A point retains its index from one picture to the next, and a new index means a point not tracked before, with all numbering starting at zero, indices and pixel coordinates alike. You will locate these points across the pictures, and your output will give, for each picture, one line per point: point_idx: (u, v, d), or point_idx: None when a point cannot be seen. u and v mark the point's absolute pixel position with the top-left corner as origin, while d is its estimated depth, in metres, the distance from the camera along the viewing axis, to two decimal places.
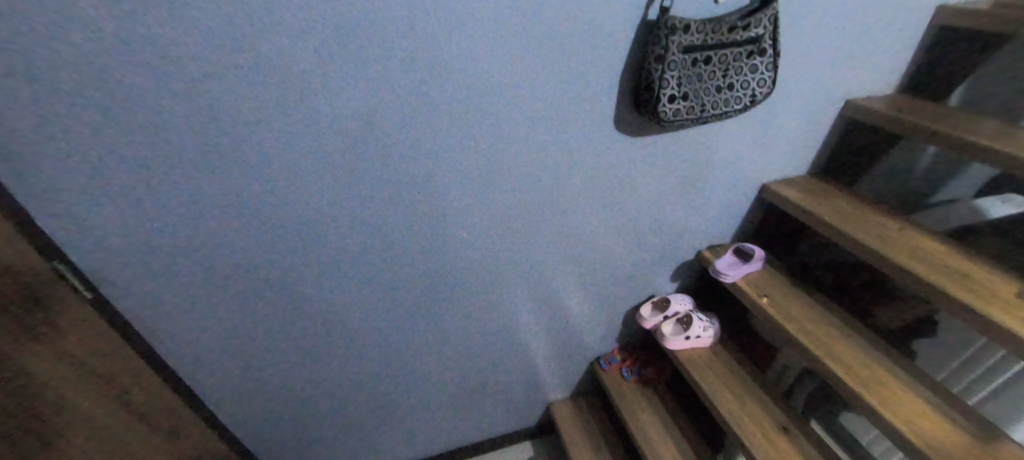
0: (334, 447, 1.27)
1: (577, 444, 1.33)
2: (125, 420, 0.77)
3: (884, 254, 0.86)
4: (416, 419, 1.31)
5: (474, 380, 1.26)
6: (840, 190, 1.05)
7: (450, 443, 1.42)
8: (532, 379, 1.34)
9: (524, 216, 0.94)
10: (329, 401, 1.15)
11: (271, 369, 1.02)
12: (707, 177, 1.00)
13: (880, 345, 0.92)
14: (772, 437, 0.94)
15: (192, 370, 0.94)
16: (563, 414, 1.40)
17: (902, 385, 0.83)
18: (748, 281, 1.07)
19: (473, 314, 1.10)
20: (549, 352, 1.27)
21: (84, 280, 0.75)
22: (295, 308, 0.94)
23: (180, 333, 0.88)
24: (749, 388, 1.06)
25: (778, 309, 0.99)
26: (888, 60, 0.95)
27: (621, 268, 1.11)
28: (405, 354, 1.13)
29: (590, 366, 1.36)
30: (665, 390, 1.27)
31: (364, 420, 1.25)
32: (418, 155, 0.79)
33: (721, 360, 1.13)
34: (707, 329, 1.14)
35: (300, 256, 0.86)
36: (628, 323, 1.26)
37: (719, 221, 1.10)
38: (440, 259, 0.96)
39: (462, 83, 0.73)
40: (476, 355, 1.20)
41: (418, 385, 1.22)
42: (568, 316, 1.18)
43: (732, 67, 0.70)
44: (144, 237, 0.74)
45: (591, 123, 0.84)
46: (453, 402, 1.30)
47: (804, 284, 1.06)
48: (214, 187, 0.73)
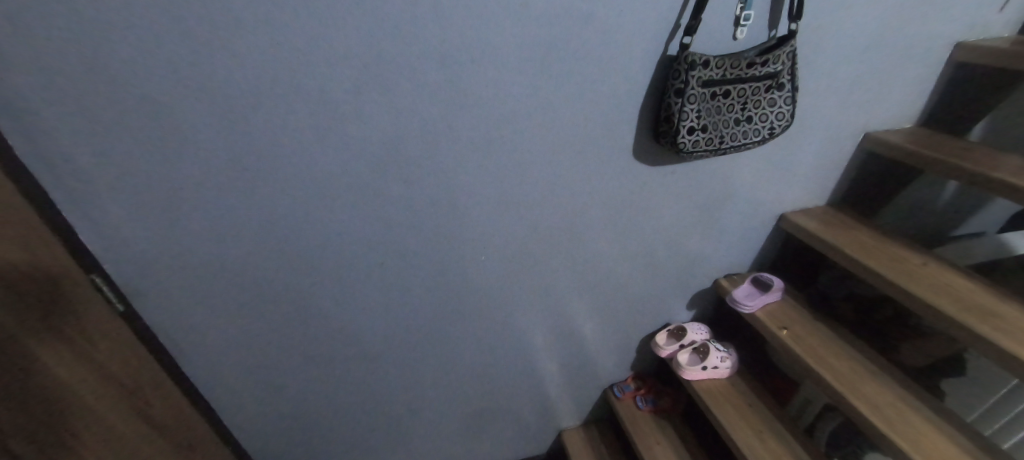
0: None
1: None
2: (148, 433, 0.78)
3: (907, 289, 0.85)
4: (426, 442, 1.29)
5: (486, 404, 1.25)
6: (861, 221, 1.04)
7: None
8: (544, 406, 1.32)
9: (542, 241, 0.95)
10: (341, 420, 1.15)
11: (285, 386, 1.03)
12: (725, 205, 1.00)
13: (905, 382, 0.89)
14: None
15: (211, 384, 0.96)
16: (575, 443, 1.38)
17: (930, 425, 0.81)
18: (767, 311, 1.05)
19: (487, 338, 1.10)
20: (562, 378, 1.26)
21: (117, 293, 0.78)
22: (313, 326, 0.95)
23: (201, 348, 0.90)
24: (769, 423, 1.03)
25: (798, 342, 0.97)
26: (907, 94, 0.96)
27: (637, 295, 1.11)
28: (419, 375, 1.13)
29: (603, 393, 1.33)
30: (680, 421, 1.24)
31: (374, 441, 1.24)
32: (440, 179, 0.81)
33: (739, 392, 1.10)
34: (724, 360, 1.11)
35: (321, 275, 0.88)
36: (642, 350, 1.24)
37: (736, 250, 1.10)
38: (457, 281, 0.97)
39: (485, 111, 0.76)
40: (489, 379, 1.19)
41: (429, 408, 1.21)
42: (583, 342, 1.17)
43: (750, 101, 0.71)
44: (176, 254, 0.77)
45: (609, 151, 0.86)
46: (463, 426, 1.29)
47: (824, 316, 1.04)
48: (245, 207, 0.76)
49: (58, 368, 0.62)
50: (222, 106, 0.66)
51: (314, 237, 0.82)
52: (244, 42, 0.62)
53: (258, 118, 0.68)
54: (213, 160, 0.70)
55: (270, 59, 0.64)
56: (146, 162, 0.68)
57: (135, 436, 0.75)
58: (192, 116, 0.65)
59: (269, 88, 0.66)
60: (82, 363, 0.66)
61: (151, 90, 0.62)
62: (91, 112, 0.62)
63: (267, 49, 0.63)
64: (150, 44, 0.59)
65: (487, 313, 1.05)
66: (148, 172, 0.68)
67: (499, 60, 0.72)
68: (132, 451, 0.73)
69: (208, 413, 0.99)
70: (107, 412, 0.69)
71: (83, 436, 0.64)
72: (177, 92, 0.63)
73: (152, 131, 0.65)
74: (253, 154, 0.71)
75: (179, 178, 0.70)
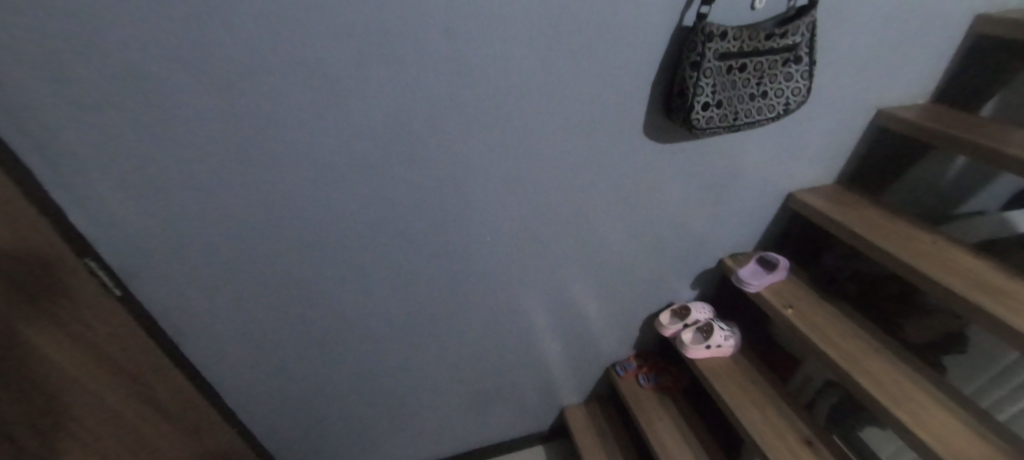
0: (349, 446, 1.28)
1: (592, 452, 1.32)
2: (151, 417, 0.78)
3: (916, 267, 0.84)
4: (431, 421, 1.31)
5: (490, 383, 1.26)
6: (869, 199, 1.03)
7: (462, 445, 1.43)
8: (547, 384, 1.33)
9: (547, 221, 0.94)
10: (346, 401, 1.16)
11: (289, 368, 1.03)
12: (733, 184, 0.99)
13: (909, 358, 0.90)
14: (796, 451, 0.93)
15: (214, 367, 0.95)
16: (577, 420, 1.39)
17: (933, 401, 0.82)
18: (772, 290, 1.05)
19: (492, 317, 1.09)
20: (566, 357, 1.26)
21: (113, 277, 0.75)
22: (316, 307, 0.94)
23: (203, 331, 0.89)
24: (771, 400, 1.04)
25: (803, 320, 0.97)
26: (922, 68, 0.93)
27: (642, 274, 1.10)
28: (423, 355, 1.13)
29: (605, 372, 1.34)
30: (681, 398, 1.26)
31: (379, 420, 1.25)
32: (446, 157, 0.79)
33: (742, 370, 1.11)
34: (728, 339, 1.11)
35: (323, 256, 0.86)
36: (645, 329, 1.24)
37: (742, 229, 1.09)
38: (461, 261, 0.96)
39: (491, 85, 0.73)
40: (493, 358, 1.20)
41: (434, 387, 1.22)
42: (587, 321, 1.18)
43: (766, 75, 0.69)
44: (173, 236, 0.75)
45: (618, 127, 0.83)
46: (467, 405, 1.30)
47: (829, 294, 1.04)
48: (244, 187, 0.73)
49: (53, 353, 0.60)
50: (216, 80, 0.62)
51: (315, 218, 0.80)
52: (239, 11, 0.58)
53: (254, 94, 0.65)
54: (208, 138, 0.67)
55: (266, 30, 0.60)
56: (138, 141, 0.64)
57: (136, 422, 0.74)
58: (185, 91, 0.62)
59: (267, 61, 0.62)
60: (80, 348, 0.65)
61: (139, 64, 0.58)
62: (76, 88, 0.58)
63: (263, 18, 0.59)
64: (138, 12, 0.55)
65: (490, 293, 1.04)
66: (139, 152, 0.65)
67: (508, 31, 0.68)
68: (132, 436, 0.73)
69: (213, 396, 0.98)
70: (106, 398, 0.68)
71: (78, 420, 0.63)
72: (168, 65, 0.59)
73: (143, 108, 0.62)
74: (251, 132, 0.68)
75: (174, 156, 0.67)
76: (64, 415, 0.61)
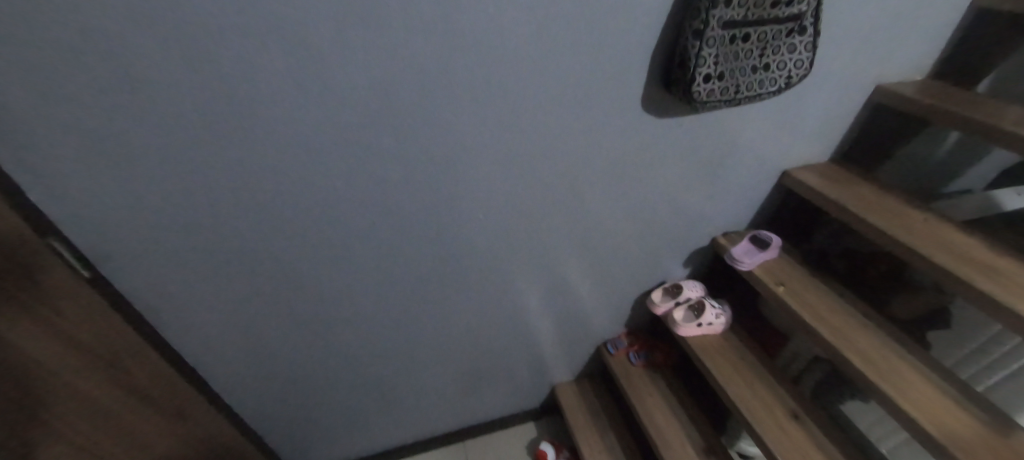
0: (340, 425, 1.28)
1: (582, 428, 1.33)
2: (129, 402, 0.76)
3: (909, 245, 0.84)
4: (422, 400, 1.31)
5: (481, 362, 1.26)
6: (863, 177, 1.03)
7: (454, 422, 1.44)
8: (539, 362, 1.33)
9: (540, 199, 0.91)
10: (336, 381, 1.15)
11: (275, 350, 1.00)
12: (728, 161, 0.97)
13: (896, 334, 0.91)
14: (784, 425, 0.96)
15: (197, 350, 0.92)
16: (568, 397, 1.40)
17: (918, 375, 0.84)
18: (764, 268, 1.05)
19: (483, 297, 1.08)
20: (557, 336, 1.26)
21: (81, 258, 0.71)
22: (302, 288, 0.91)
23: (183, 314, 0.85)
24: (760, 375, 1.06)
25: (795, 297, 0.98)
26: (923, 42, 0.91)
27: (635, 253, 1.09)
28: (413, 335, 1.11)
29: (596, 350, 1.35)
30: (671, 374, 1.28)
31: (371, 400, 1.24)
32: (435, 132, 0.75)
33: (732, 347, 1.12)
34: (718, 317, 1.12)
35: (306, 236, 0.83)
36: (637, 308, 1.24)
37: (736, 207, 1.08)
38: (450, 240, 0.93)
39: (484, 55, 0.69)
40: (484, 338, 1.19)
41: (424, 367, 1.21)
42: (579, 300, 1.17)
43: (770, 46, 0.66)
44: (145, 216, 0.71)
45: (615, 101, 0.80)
46: (459, 384, 1.30)
47: (819, 272, 1.05)
48: (220, 163, 0.68)
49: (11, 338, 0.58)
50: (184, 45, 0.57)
51: (297, 196, 0.76)
52: None
53: (229, 61, 0.60)
54: (180, 109, 0.62)
55: None
56: (98, 113, 0.59)
57: (112, 407, 0.72)
58: (150, 57, 0.56)
59: (240, 25, 0.57)
60: (47, 334, 0.62)
61: (99, 26, 0.53)
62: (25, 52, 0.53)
63: None
64: None
65: (480, 272, 1.02)
66: (105, 124, 0.60)
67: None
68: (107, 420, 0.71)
69: (198, 381, 0.96)
70: (78, 383, 0.66)
71: (44, 402, 0.62)
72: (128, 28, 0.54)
73: (105, 76, 0.56)
74: (226, 103, 0.63)
75: (140, 129, 0.62)
76: (23, 403, 0.59)
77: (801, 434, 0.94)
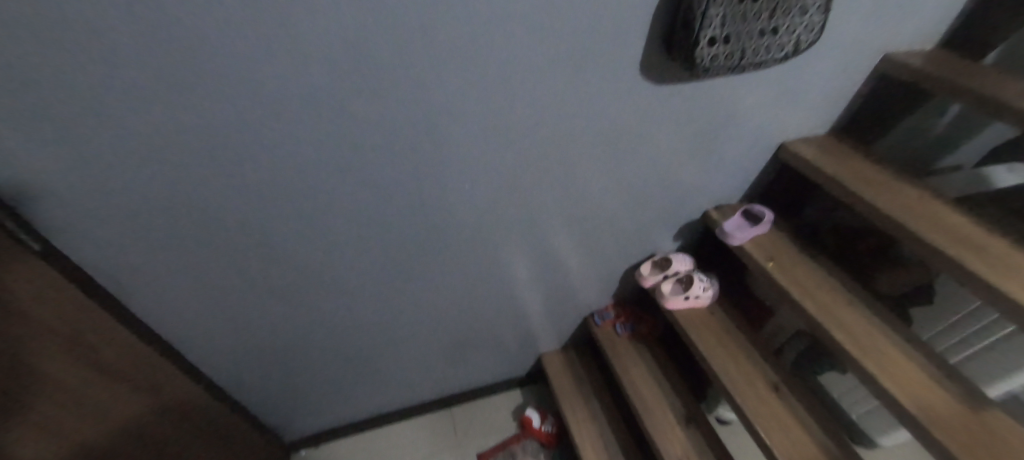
0: (325, 392, 1.28)
1: (568, 396, 1.36)
2: (89, 377, 0.75)
3: (903, 223, 0.83)
4: (408, 367, 1.31)
5: (468, 332, 1.25)
6: (859, 150, 1.00)
7: (441, 389, 1.45)
8: (525, 333, 1.33)
9: (528, 171, 0.87)
10: (320, 350, 1.13)
11: (255, 318, 0.98)
12: (725, 132, 0.93)
13: (880, 310, 0.92)
14: (765, 397, 0.98)
15: (168, 319, 0.89)
16: (555, 367, 1.42)
17: (899, 352, 0.85)
18: (755, 243, 1.04)
19: (469, 269, 1.05)
20: (544, 307, 1.25)
21: (30, 230, 0.64)
22: (278, 258, 0.88)
23: (150, 284, 0.81)
24: (744, 348, 1.07)
25: (784, 272, 0.97)
26: (936, 8, 0.86)
27: (624, 225, 1.07)
28: (397, 304, 1.09)
29: (583, 321, 1.35)
30: (656, 345, 1.29)
31: (357, 368, 1.24)
32: (418, 99, 0.68)
33: (717, 320, 1.12)
34: (706, 290, 1.12)
35: (284, 206, 0.79)
36: (625, 280, 1.23)
37: (730, 180, 1.05)
38: (434, 211, 0.89)
39: (477, 12, 0.60)
40: (469, 308, 1.18)
41: (409, 336, 1.20)
42: (567, 272, 1.15)
43: (781, 6, 0.61)
44: (96, 187, 0.64)
45: (611, 67, 0.74)
46: (445, 352, 1.30)
47: (809, 246, 1.04)
48: (177, 131, 0.61)
49: None
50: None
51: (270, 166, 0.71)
52: None
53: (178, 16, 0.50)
54: (121, 68, 0.53)
55: None
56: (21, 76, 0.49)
57: (70, 384, 0.72)
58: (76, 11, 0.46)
59: None
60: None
61: None
62: None
63: None
64: None
65: (467, 244, 1.00)
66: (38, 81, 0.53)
67: None
68: (62, 398, 0.71)
69: (172, 350, 0.94)
70: (29, 361, 0.66)
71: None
72: None
73: (15, 24, 0.46)
74: (175, 58, 0.53)
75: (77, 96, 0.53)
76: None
77: (781, 406, 0.97)
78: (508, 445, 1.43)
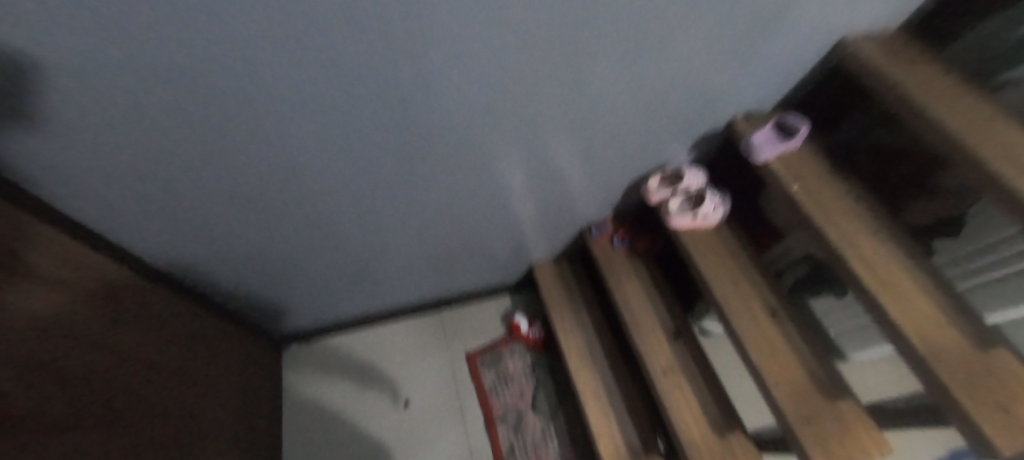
0: (313, 291, 1.25)
1: (558, 305, 1.35)
2: (26, 285, 0.66)
3: (963, 144, 0.70)
4: (397, 272, 1.26)
5: (457, 242, 1.18)
6: (932, 52, 0.83)
7: (429, 291, 1.43)
8: (517, 243, 1.27)
9: (540, 83, 0.69)
10: (304, 255, 1.07)
11: (217, 228, 0.88)
12: (776, 26, 0.75)
13: (906, 241, 0.83)
14: (760, 319, 0.96)
15: (110, 222, 0.79)
16: (546, 276, 1.39)
17: (919, 288, 0.78)
18: (781, 160, 0.92)
19: (461, 184, 0.93)
20: (539, 218, 1.17)
21: None
22: (233, 173, 0.73)
23: (74, 192, 0.69)
24: (746, 270, 1.01)
25: (810, 195, 0.87)
26: None
27: (637, 136, 0.93)
28: (379, 217, 0.99)
29: (580, 232, 1.28)
30: (653, 259, 1.24)
31: (345, 271, 1.19)
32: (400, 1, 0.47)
33: (722, 240, 1.05)
34: (717, 209, 1.02)
35: (220, 123, 0.61)
36: (629, 193, 1.13)
37: (767, 84, 0.89)
38: (421, 128, 0.72)
39: None
40: (458, 220, 1.08)
41: (394, 245, 1.13)
42: (567, 184, 1.04)
43: None
44: None
45: None
46: (433, 259, 1.24)
47: (841, 167, 0.92)
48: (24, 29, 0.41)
49: None
50: None
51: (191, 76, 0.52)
52: None
53: None
54: None
55: None
56: None
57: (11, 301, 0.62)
58: None
59: None
60: None
61: None
62: None
63: None
64: None
65: (457, 162, 0.85)
66: None
67: None
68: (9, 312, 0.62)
69: (119, 256, 0.87)
70: None
71: None
72: None
73: None
74: None
75: None
76: None
77: (775, 329, 0.95)
78: (497, 347, 1.48)
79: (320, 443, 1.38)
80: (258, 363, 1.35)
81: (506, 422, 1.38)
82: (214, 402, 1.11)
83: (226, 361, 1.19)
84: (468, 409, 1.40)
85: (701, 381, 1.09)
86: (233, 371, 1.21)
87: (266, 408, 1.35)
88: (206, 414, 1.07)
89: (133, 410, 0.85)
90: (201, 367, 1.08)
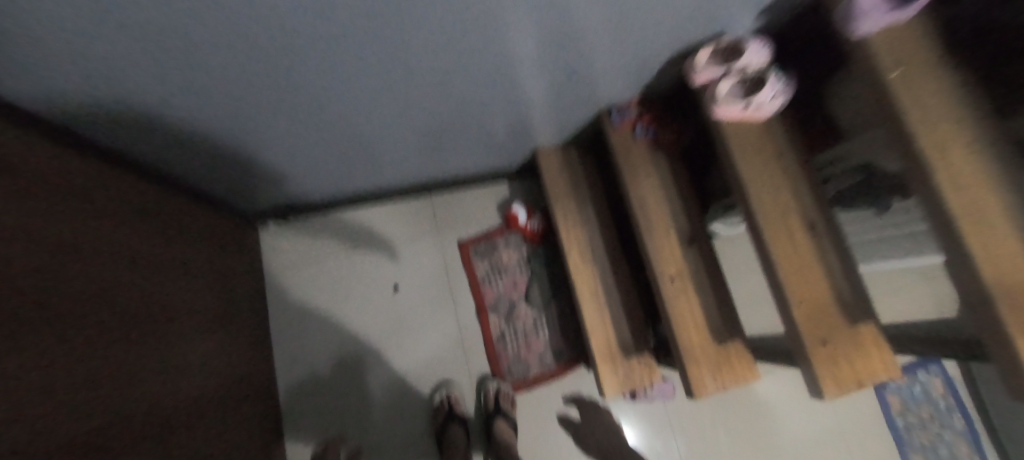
0: (295, 173, 1.08)
1: (561, 196, 1.21)
2: None
3: None
4: (386, 154, 1.09)
5: (452, 123, 0.98)
6: None
7: (419, 174, 1.27)
8: (522, 124, 1.07)
9: None
10: (274, 143, 0.87)
11: (144, 109, 0.65)
12: None
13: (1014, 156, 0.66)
14: (796, 233, 0.83)
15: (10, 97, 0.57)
16: (551, 163, 1.22)
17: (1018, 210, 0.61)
18: (883, 37, 0.69)
19: (469, 61, 0.70)
20: (551, 98, 0.95)
21: None
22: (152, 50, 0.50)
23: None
24: (790, 175, 0.86)
25: (908, 86, 0.66)
26: None
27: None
28: (362, 101, 0.77)
29: (597, 115, 1.08)
30: (677, 153, 1.07)
31: (326, 154, 1.01)
32: None
33: (771, 136, 0.87)
34: (776, 97, 0.82)
35: None
36: (667, 69, 0.91)
37: None
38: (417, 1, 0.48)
39: None
40: (451, 100, 0.87)
41: (376, 125, 0.89)
42: (591, 57, 0.80)
43: None
44: None
45: None
46: (423, 141, 1.05)
47: (957, 50, 0.70)
48: None
49: None
50: None
51: None
52: None
53: None
54: None
55: None
56: None
57: None
58: None
59: None
60: None
61: None
62: None
63: None
64: None
65: (465, 34, 0.61)
66: None
67: None
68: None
69: (23, 119, 0.61)
70: None
71: None
72: None
73: None
74: None
75: None
76: None
77: (810, 245, 0.84)
78: (491, 237, 1.42)
79: (310, 320, 1.38)
80: (222, 250, 1.18)
81: (498, 311, 1.39)
82: (180, 291, 0.95)
83: (184, 248, 1.00)
84: (459, 296, 1.40)
85: (708, 289, 1.02)
86: (196, 260, 1.04)
87: (241, 292, 1.24)
88: (174, 303, 0.92)
89: (112, 310, 0.73)
90: (155, 253, 0.90)
